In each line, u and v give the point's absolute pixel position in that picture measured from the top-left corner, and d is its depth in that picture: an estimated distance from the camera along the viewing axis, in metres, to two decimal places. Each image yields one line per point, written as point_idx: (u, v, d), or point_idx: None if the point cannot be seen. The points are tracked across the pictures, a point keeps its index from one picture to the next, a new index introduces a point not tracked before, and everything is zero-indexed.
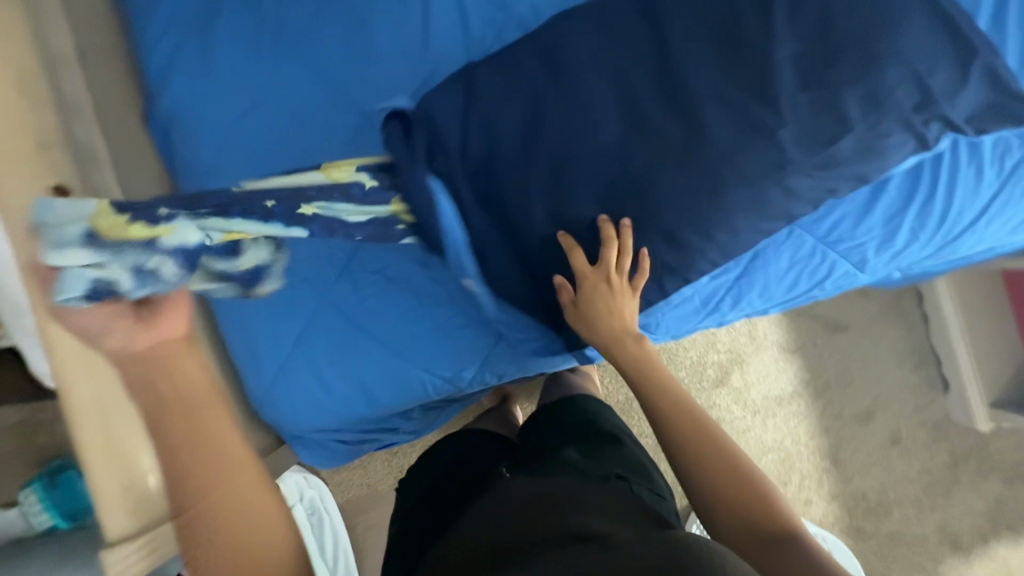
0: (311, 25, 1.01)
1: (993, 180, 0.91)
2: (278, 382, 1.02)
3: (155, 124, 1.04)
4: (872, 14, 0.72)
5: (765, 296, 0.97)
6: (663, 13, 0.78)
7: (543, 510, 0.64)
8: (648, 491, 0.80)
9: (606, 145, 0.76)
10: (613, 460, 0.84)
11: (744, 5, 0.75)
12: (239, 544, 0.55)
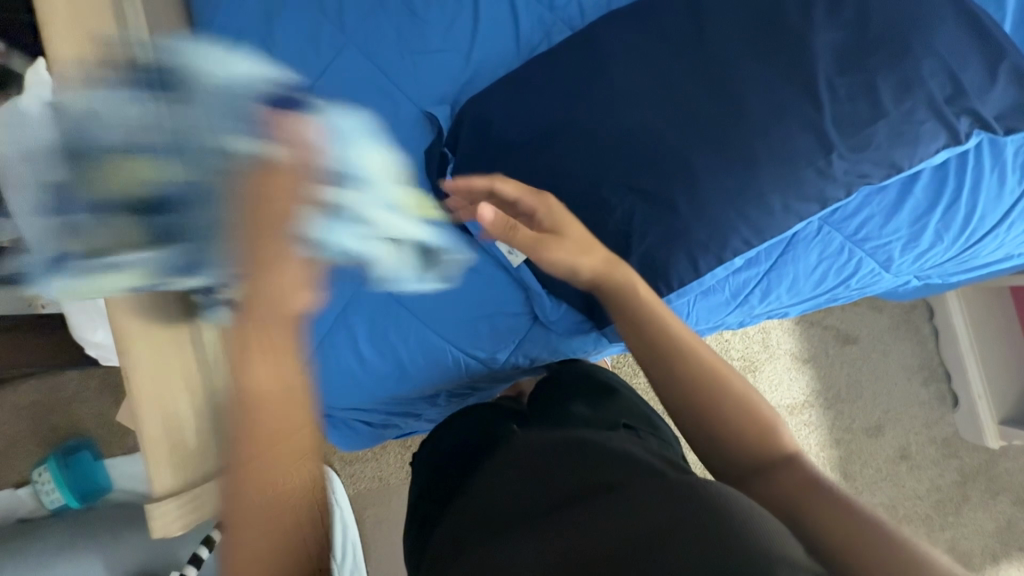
0: (369, 15, 1.01)
1: (1014, 187, 0.95)
2: (316, 356, 1.04)
3: None
4: (912, 13, 0.77)
5: (793, 291, 1.01)
6: (709, 8, 0.84)
7: (565, 465, 0.63)
8: (656, 438, 0.84)
9: (656, 128, 0.81)
10: (620, 412, 0.87)
11: (787, 2, 0.81)
12: (271, 489, 0.61)
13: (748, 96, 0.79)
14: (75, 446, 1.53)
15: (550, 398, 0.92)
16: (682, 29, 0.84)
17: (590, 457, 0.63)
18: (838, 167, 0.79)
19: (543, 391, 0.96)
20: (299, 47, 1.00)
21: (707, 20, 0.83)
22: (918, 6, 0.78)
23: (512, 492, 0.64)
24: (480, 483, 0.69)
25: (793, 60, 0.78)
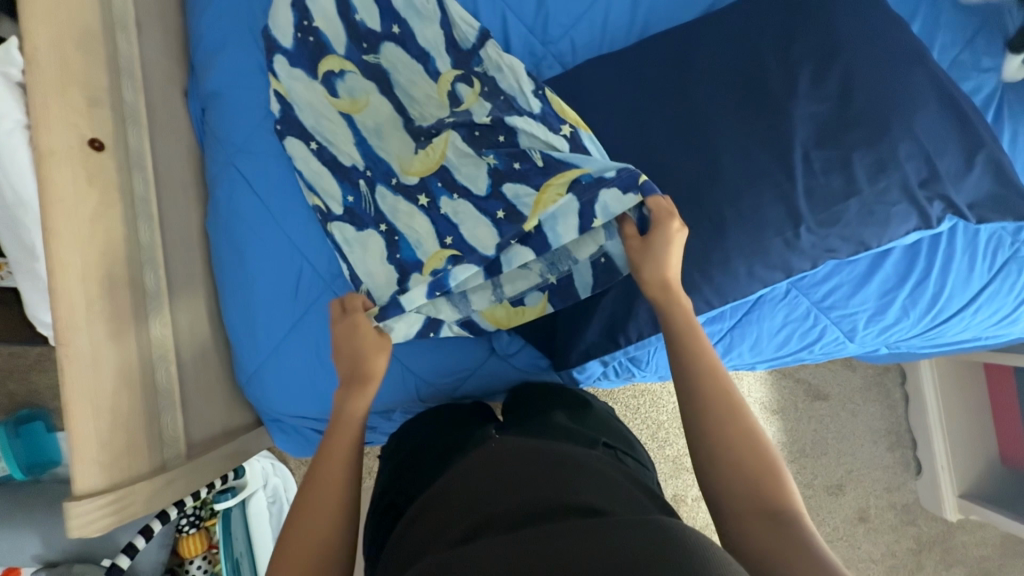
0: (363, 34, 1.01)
1: (983, 273, 0.95)
2: (270, 361, 1.02)
3: (194, 99, 1.05)
4: (892, 95, 0.77)
5: (755, 350, 1.00)
6: (694, 66, 0.84)
7: (538, 476, 0.62)
8: (632, 459, 0.82)
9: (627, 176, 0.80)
10: (597, 426, 0.85)
11: (772, 69, 0.80)
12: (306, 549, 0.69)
13: (723, 159, 0.78)
14: (26, 415, 1.48)
15: (527, 407, 0.88)
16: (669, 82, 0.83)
17: (564, 474, 0.62)
18: (806, 240, 0.79)
19: (518, 399, 0.93)
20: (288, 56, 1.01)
21: (692, 78, 0.83)
22: (900, 88, 0.77)
23: (480, 496, 0.61)
24: (451, 485, 0.65)
25: (772, 129, 0.78)
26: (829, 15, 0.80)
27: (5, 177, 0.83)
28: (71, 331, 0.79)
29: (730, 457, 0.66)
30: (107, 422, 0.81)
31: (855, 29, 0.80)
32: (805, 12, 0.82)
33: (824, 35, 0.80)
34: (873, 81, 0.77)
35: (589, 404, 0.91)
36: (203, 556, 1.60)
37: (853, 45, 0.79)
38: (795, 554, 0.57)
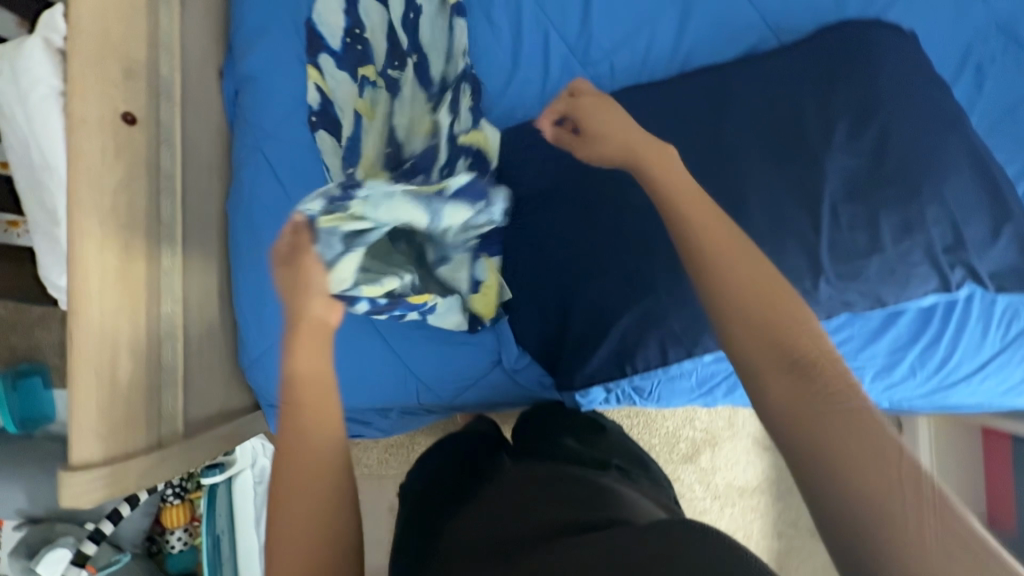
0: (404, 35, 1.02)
1: (995, 342, 0.94)
2: (275, 349, 1.02)
3: (229, 80, 1.06)
4: (927, 159, 0.77)
5: None
6: (730, 105, 0.84)
7: (553, 501, 0.64)
8: (649, 479, 0.83)
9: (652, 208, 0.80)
10: (610, 450, 0.87)
11: (808, 117, 0.80)
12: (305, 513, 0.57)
13: (750, 202, 0.78)
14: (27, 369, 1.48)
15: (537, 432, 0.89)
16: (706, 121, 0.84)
17: (576, 496, 0.65)
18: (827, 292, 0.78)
19: (531, 423, 0.94)
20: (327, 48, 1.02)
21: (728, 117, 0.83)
22: (934, 151, 0.77)
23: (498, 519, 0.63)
24: (472, 515, 0.66)
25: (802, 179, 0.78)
26: (870, 72, 0.81)
27: (34, 140, 0.84)
28: (83, 301, 0.80)
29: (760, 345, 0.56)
30: (108, 395, 0.82)
31: (895, 88, 0.80)
32: (847, 66, 0.82)
33: (864, 91, 0.80)
34: (909, 140, 0.77)
35: (604, 429, 0.93)
36: (184, 529, 1.60)
37: (893, 104, 0.79)
38: (874, 465, 0.47)
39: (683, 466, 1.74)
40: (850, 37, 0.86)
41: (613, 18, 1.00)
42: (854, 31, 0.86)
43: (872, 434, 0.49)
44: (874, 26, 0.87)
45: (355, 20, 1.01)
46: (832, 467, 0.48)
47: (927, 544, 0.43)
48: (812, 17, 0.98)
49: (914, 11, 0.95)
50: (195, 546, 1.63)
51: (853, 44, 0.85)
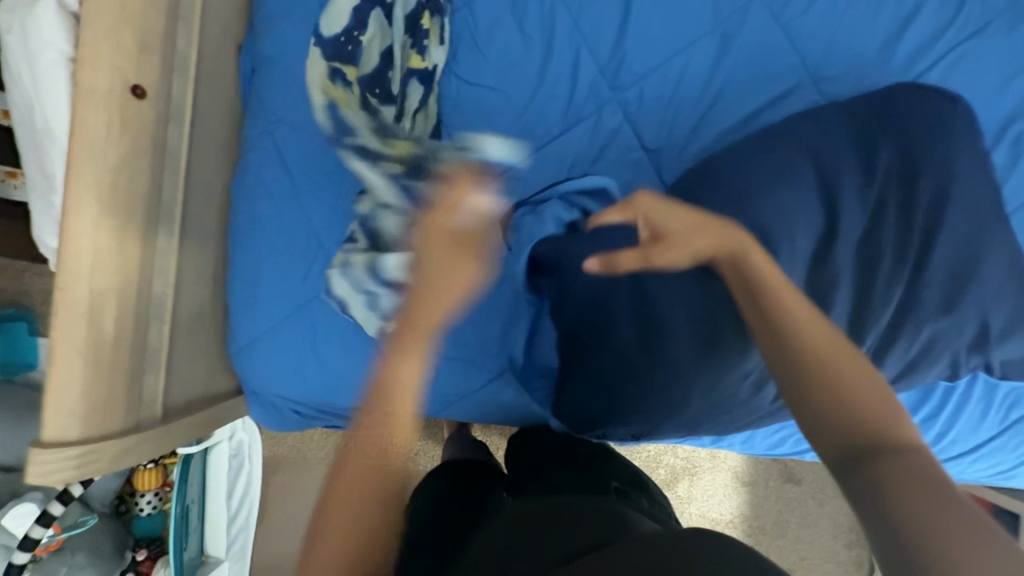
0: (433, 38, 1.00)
1: (993, 424, 0.93)
2: (265, 339, 1.01)
3: (247, 59, 1.03)
4: (957, 246, 0.78)
5: (747, 443, 1.02)
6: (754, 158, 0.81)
7: (545, 529, 0.65)
8: (649, 504, 0.82)
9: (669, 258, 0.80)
10: (612, 474, 0.86)
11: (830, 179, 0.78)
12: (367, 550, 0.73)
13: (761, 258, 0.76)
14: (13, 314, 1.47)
15: (537, 460, 0.92)
16: (754, 163, 0.80)
17: (568, 522, 0.65)
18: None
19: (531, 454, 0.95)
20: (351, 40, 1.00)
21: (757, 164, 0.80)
22: (970, 241, 0.80)
23: (491, 553, 0.64)
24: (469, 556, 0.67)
25: (826, 242, 0.75)
26: (918, 142, 0.79)
27: (39, 103, 0.81)
28: (73, 276, 0.78)
29: (851, 418, 0.60)
30: (89, 373, 0.80)
31: (943, 164, 0.79)
32: (892, 130, 0.80)
33: (904, 161, 0.78)
34: (941, 222, 0.79)
35: (609, 456, 0.92)
36: (154, 492, 1.58)
37: (936, 179, 0.78)
38: (944, 513, 0.48)
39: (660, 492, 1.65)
40: (904, 98, 0.83)
41: (648, 43, 0.96)
42: (908, 92, 0.83)
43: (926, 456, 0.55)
44: (930, 90, 0.84)
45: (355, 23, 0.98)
46: (895, 499, 0.51)
47: (942, 521, 0.47)
48: (853, 68, 0.94)
49: (955, 78, 0.92)
50: (163, 511, 1.62)
51: (908, 106, 0.82)
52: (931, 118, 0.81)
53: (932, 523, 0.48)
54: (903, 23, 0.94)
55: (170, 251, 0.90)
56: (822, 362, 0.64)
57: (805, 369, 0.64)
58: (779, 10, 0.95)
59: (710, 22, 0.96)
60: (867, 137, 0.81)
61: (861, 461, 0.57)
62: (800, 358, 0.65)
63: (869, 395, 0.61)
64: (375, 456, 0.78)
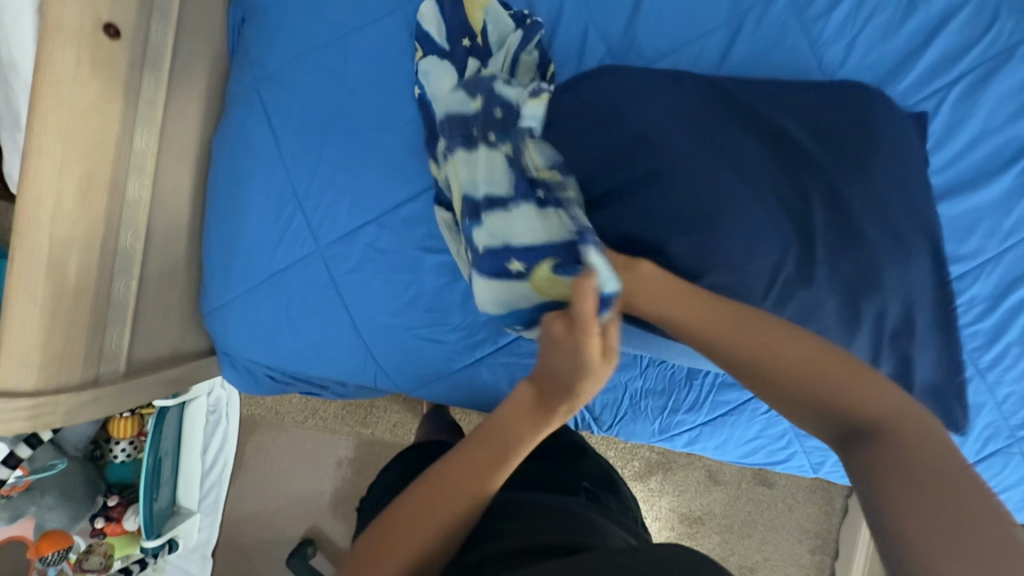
0: None
1: (968, 455, 0.91)
2: (238, 302, 0.98)
3: (238, 8, 0.98)
4: (887, 247, 0.78)
5: (718, 450, 1.01)
6: (732, 160, 0.78)
7: (528, 524, 0.63)
8: (617, 505, 0.82)
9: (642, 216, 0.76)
10: (583, 471, 0.85)
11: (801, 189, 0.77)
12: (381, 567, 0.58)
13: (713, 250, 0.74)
14: None
15: None
16: (707, 145, 0.78)
17: (554, 520, 0.64)
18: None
19: None
20: None
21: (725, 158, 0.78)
22: (904, 245, 0.79)
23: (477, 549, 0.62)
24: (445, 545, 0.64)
25: (756, 245, 0.74)
26: (869, 151, 0.80)
27: (3, 35, 0.77)
28: (31, 223, 0.74)
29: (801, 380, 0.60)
30: (48, 326, 0.77)
31: (883, 169, 0.80)
32: (847, 145, 0.80)
33: (852, 168, 0.79)
34: (875, 215, 0.78)
35: (584, 453, 0.90)
36: (130, 441, 1.56)
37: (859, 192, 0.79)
38: (902, 485, 0.50)
39: (632, 483, 1.66)
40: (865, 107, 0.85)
41: (662, 26, 0.90)
42: (878, 99, 0.84)
43: (931, 447, 0.52)
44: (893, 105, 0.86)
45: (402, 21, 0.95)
46: (879, 497, 0.50)
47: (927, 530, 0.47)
48: (871, 77, 0.88)
49: (982, 91, 0.86)
50: (136, 460, 1.59)
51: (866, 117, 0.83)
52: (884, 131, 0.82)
53: (887, 471, 0.51)
54: (932, 30, 0.87)
55: (140, 204, 0.87)
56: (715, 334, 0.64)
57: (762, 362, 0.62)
58: (803, 6, 0.89)
59: (728, 10, 0.90)
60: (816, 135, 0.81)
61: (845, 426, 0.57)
62: (705, 347, 0.65)
63: (801, 358, 0.60)
64: (494, 463, 0.63)
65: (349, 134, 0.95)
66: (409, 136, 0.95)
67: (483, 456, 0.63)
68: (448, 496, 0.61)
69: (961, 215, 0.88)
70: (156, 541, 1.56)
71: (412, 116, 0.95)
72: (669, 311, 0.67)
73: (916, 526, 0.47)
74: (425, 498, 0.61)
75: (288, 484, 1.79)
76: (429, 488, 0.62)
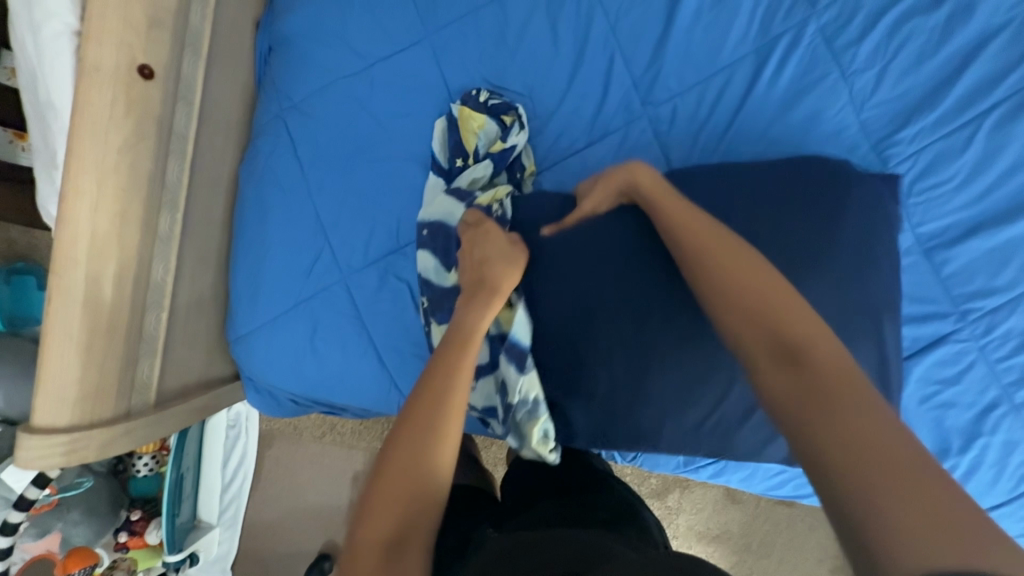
0: (459, 33, 0.94)
1: (1004, 491, 0.88)
2: (263, 331, 0.99)
3: (264, 39, 0.99)
4: (881, 283, 0.76)
5: (744, 482, 1.00)
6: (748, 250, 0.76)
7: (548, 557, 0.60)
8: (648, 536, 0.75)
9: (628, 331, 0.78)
10: (609, 501, 0.80)
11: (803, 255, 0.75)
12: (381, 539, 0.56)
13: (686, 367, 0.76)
14: (20, 264, 1.47)
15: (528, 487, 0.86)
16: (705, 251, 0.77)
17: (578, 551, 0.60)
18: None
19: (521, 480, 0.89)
20: (373, 27, 0.95)
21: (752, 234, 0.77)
22: (890, 285, 0.77)
23: None
24: None
25: (708, 375, 0.77)
26: (842, 189, 0.78)
27: (42, 75, 0.78)
28: (68, 261, 0.76)
29: (774, 344, 0.57)
30: (82, 361, 0.79)
31: (862, 208, 0.78)
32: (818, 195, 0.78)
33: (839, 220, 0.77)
34: (860, 250, 0.76)
35: (608, 484, 0.85)
36: (152, 456, 1.59)
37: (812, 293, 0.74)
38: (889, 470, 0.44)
39: (650, 501, 1.65)
40: (840, 173, 0.80)
41: (687, 56, 0.90)
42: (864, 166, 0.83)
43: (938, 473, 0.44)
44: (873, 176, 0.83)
45: (426, 52, 0.95)
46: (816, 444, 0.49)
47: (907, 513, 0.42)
48: (902, 106, 0.87)
49: (1017, 121, 0.84)
50: (159, 475, 1.62)
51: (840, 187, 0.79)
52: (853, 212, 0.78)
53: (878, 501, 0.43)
54: (966, 58, 0.85)
55: (172, 238, 0.88)
56: (724, 279, 0.64)
57: (791, 345, 0.56)
58: (831, 34, 0.88)
59: (755, 39, 0.89)
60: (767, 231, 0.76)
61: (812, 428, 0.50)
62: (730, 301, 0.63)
63: (766, 300, 0.60)
64: (431, 415, 0.63)
65: (374, 165, 0.96)
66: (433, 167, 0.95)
67: (418, 413, 0.63)
68: (404, 455, 0.60)
69: (997, 247, 0.86)
70: (178, 556, 1.57)
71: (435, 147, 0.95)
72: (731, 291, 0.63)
73: (886, 499, 0.43)
74: (388, 467, 0.60)
75: (306, 499, 1.80)
76: (392, 470, 0.60)
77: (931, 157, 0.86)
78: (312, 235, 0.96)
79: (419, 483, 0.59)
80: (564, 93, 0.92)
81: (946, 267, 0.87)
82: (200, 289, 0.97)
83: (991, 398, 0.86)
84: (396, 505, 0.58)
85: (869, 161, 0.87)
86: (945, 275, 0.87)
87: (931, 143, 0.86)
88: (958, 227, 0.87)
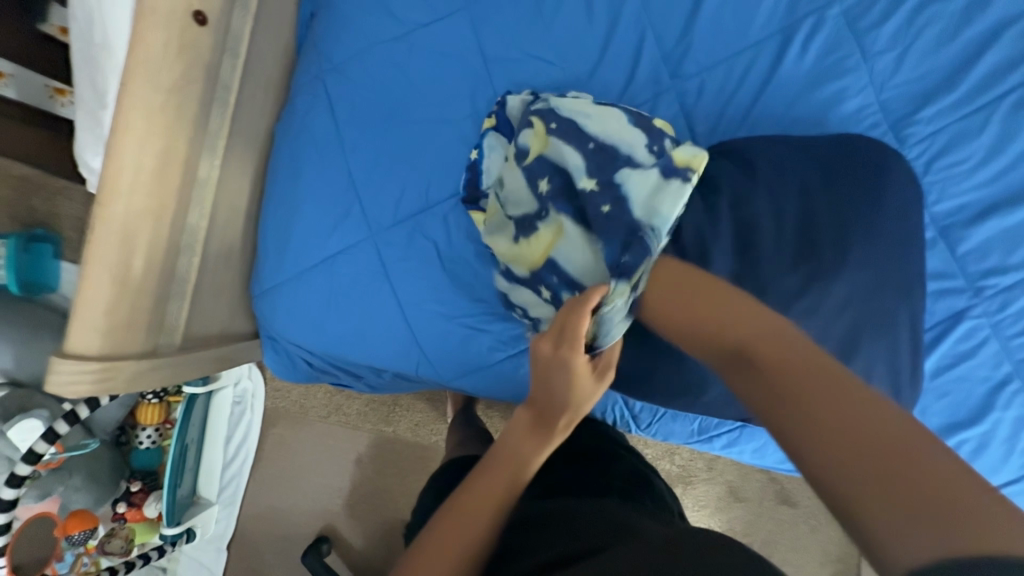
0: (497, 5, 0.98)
1: (1013, 467, 0.90)
2: (290, 283, 1.01)
3: (308, 4, 1.04)
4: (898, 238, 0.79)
5: (758, 454, 1.02)
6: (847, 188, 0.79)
7: (564, 528, 0.63)
8: (653, 499, 0.78)
9: (777, 225, 0.76)
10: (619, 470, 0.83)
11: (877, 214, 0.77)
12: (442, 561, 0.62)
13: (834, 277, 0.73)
14: (38, 228, 1.45)
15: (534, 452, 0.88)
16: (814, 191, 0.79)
17: (593, 518, 0.63)
18: None
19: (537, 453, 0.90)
20: None
21: (853, 183, 0.79)
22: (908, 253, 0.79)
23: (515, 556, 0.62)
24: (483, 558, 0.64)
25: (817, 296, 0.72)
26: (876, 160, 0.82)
27: (99, 17, 0.82)
28: (112, 193, 0.78)
29: (696, 328, 0.61)
30: (117, 293, 0.80)
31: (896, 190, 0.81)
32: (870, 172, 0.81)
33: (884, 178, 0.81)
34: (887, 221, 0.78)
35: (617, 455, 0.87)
36: (155, 427, 1.57)
37: (845, 286, 0.73)
38: (862, 453, 0.42)
39: None
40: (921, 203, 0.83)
41: (717, 33, 0.93)
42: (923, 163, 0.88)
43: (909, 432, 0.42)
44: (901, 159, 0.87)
45: (464, 22, 0.99)
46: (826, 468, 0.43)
47: (889, 496, 0.40)
48: (922, 89, 0.90)
49: None
50: (162, 447, 1.60)
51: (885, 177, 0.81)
52: (886, 213, 0.81)
53: (822, 466, 0.44)
54: (984, 44, 0.89)
55: (208, 184, 0.91)
56: (701, 320, 0.61)
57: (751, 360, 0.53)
58: (855, 18, 0.91)
59: (782, 21, 0.93)
60: (804, 226, 0.76)
61: (771, 393, 0.50)
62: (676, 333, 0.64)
63: (692, 298, 0.63)
64: (516, 463, 0.70)
65: (409, 127, 0.98)
66: (464, 130, 0.98)
67: (507, 458, 0.70)
68: (481, 497, 0.68)
69: (1011, 227, 0.89)
70: (176, 529, 1.55)
71: (468, 110, 0.98)
72: (670, 311, 0.65)
73: (881, 512, 0.40)
74: (454, 507, 0.67)
75: (307, 479, 1.79)
76: (468, 498, 0.67)
77: (948, 138, 0.90)
78: (344, 191, 0.99)
79: (480, 522, 0.65)
80: (596, 65, 0.96)
81: (962, 245, 0.90)
82: (229, 240, 0.99)
83: (1004, 373, 0.89)
84: (494, 506, 0.67)
85: (887, 141, 0.91)
86: (961, 252, 0.90)
87: (947, 124, 0.90)
88: (973, 207, 0.90)
